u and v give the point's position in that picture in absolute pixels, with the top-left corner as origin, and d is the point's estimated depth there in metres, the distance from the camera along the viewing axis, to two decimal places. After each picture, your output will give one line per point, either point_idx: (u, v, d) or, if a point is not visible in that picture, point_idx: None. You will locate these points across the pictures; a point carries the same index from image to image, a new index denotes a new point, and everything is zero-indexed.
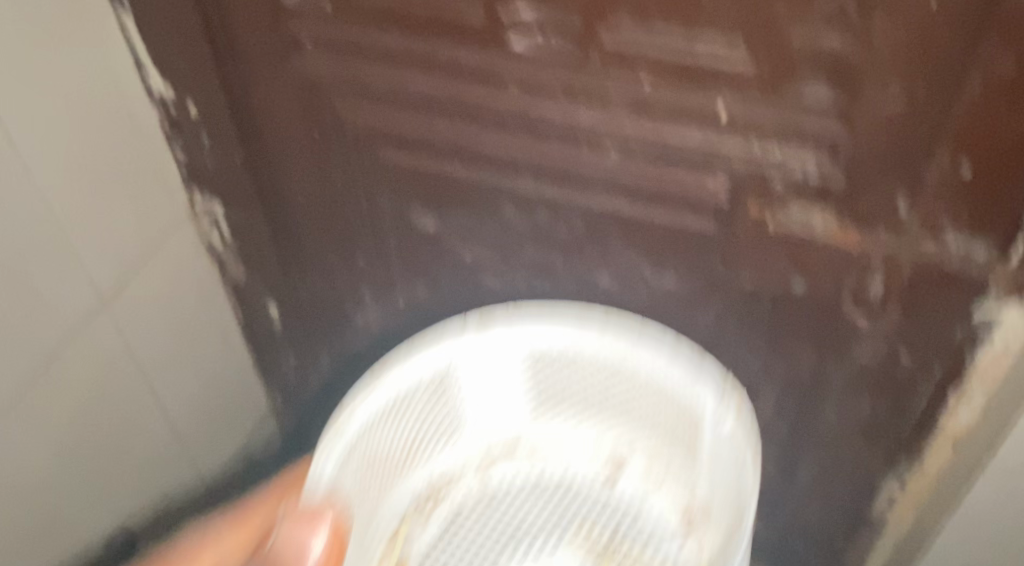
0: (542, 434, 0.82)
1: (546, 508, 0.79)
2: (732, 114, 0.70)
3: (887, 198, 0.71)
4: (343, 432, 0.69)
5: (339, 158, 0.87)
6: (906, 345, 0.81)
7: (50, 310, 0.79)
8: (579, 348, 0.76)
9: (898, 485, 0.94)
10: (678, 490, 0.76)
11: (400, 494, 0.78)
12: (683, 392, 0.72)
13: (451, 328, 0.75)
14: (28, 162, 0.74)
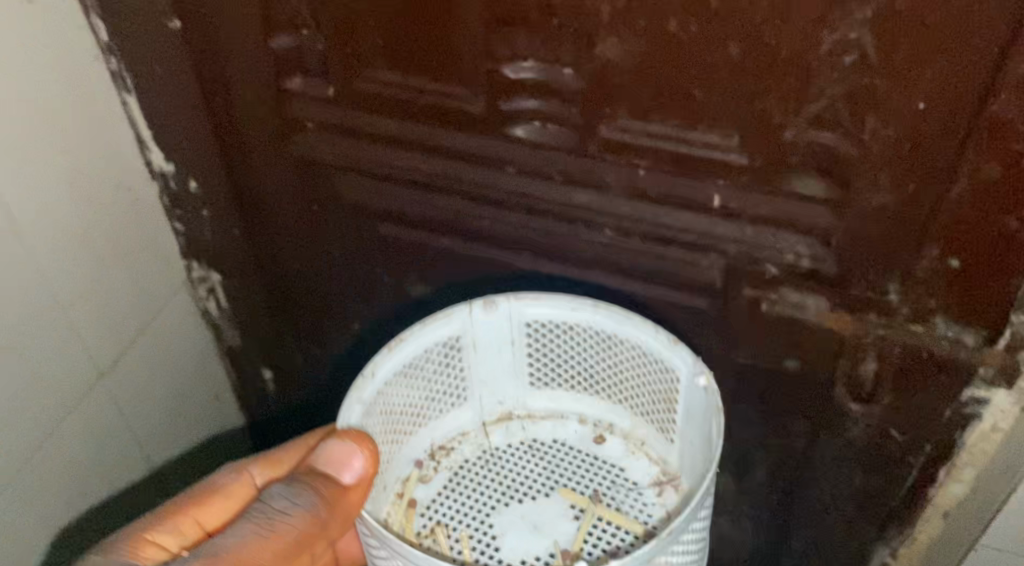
0: (543, 404, 0.77)
1: (541, 469, 0.73)
2: (725, 199, 0.71)
3: (878, 286, 0.71)
4: (362, 394, 0.64)
5: (335, 231, 0.88)
6: (896, 429, 0.79)
7: (71, 337, 0.83)
8: (575, 322, 0.70)
9: (890, 556, 0.91)
10: (662, 444, 0.72)
11: (406, 454, 0.73)
12: (665, 359, 0.67)
13: (456, 310, 0.69)
14: (41, 214, 0.77)
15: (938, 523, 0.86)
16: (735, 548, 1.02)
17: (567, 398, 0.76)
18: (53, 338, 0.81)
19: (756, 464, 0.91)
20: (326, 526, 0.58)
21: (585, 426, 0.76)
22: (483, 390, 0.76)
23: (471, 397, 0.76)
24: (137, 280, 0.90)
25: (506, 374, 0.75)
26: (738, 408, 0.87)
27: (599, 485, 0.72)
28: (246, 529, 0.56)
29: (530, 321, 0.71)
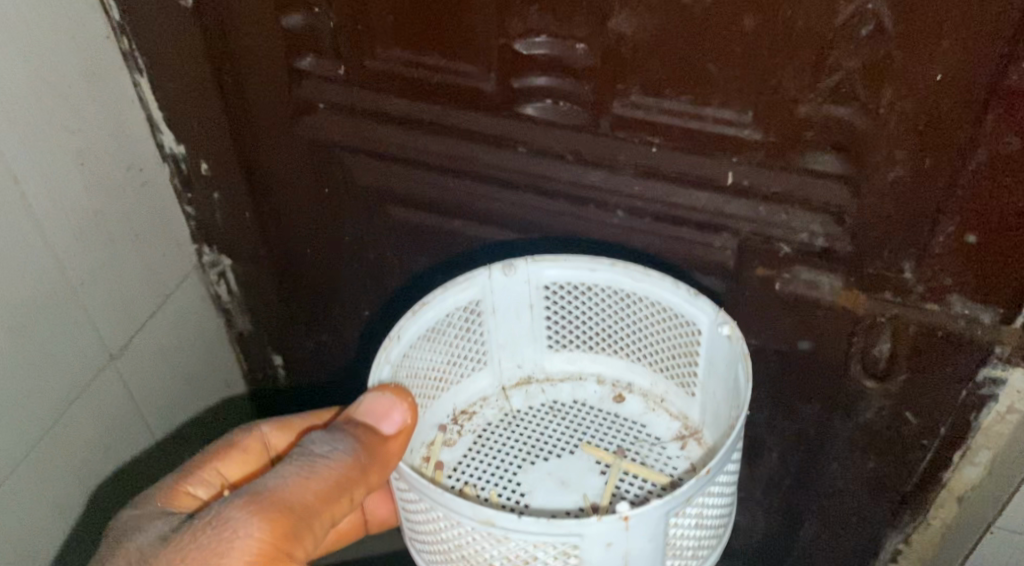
0: (561, 366, 0.77)
1: (564, 427, 0.73)
2: (738, 177, 0.71)
3: (893, 264, 0.70)
4: (389, 356, 0.66)
5: (346, 214, 0.88)
6: (910, 411, 0.78)
7: (81, 316, 0.83)
8: (595, 282, 0.71)
9: (903, 543, 0.90)
10: (683, 399, 0.73)
11: (429, 418, 0.73)
12: (686, 314, 0.68)
13: (477, 273, 0.70)
14: (51, 193, 0.77)
15: (951, 508, 0.84)
16: (747, 537, 1.01)
17: (585, 359, 0.77)
18: (64, 316, 0.81)
19: (768, 450, 0.90)
20: (367, 472, 0.59)
21: (604, 386, 0.76)
22: (502, 354, 0.76)
23: (490, 361, 0.76)
24: (148, 263, 0.90)
25: (525, 337, 0.76)
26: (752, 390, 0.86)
27: (622, 442, 0.72)
28: (287, 470, 0.57)
29: (550, 284, 0.72)
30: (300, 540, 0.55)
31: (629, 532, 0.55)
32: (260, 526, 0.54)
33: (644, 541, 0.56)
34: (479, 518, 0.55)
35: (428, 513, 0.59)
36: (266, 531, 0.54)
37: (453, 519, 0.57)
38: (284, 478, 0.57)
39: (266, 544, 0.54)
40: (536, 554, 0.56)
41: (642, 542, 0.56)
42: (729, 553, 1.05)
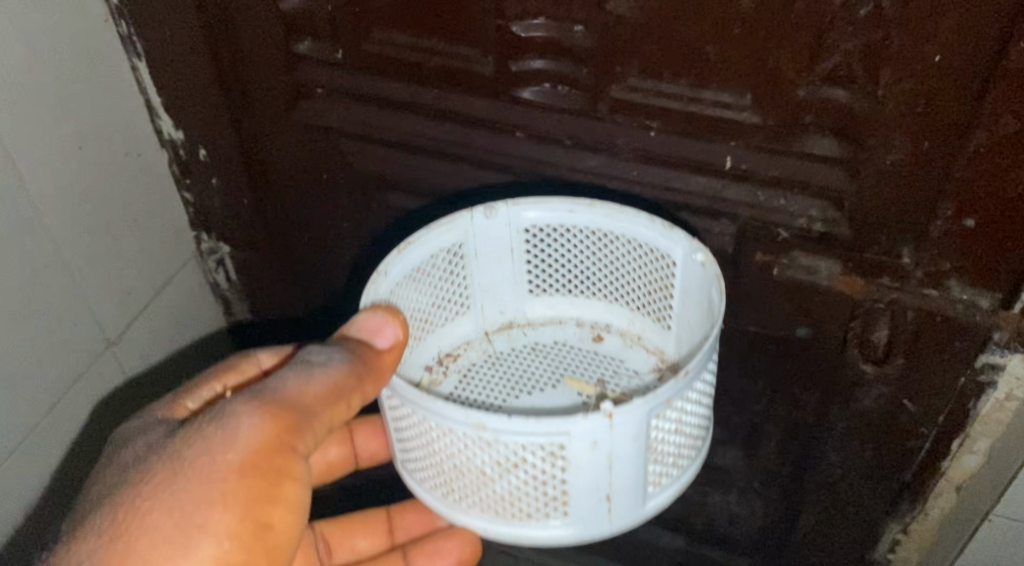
0: (541, 311, 0.77)
1: (547, 366, 0.73)
2: (737, 160, 0.71)
3: (892, 248, 0.70)
4: (378, 291, 0.65)
5: (344, 199, 0.88)
6: (909, 398, 0.78)
7: (78, 301, 0.83)
8: (573, 223, 0.70)
9: (902, 533, 0.90)
10: (660, 335, 0.73)
11: (415, 360, 0.72)
12: (661, 247, 0.67)
13: (459, 216, 0.69)
14: (48, 174, 0.77)
15: (950, 498, 0.85)
16: (745, 527, 1.02)
17: (564, 304, 0.76)
18: (60, 301, 0.81)
19: (766, 437, 0.90)
20: (362, 380, 0.59)
21: (583, 328, 0.76)
22: (484, 299, 0.75)
23: (473, 306, 0.75)
24: (144, 249, 0.90)
25: (506, 282, 0.75)
26: (751, 377, 0.86)
27: (603, 374, 0.72)
28: (286, 375, 0.59)
29: (529, 227, 0.71)
30: (300, 437, 0.57)
31: (615, 432, 0.55)
32: (260, 419, 0.56)
33: (629, 443, 0.56)
34: (471, 422, 0.55)
35: (414, 421, 0.60)
36: (267, 422, 0.56)
37: (446, 427, 0.57)
38: (284, 381, 0.58)
39: (267, 434, 0.55)
40: (524, 457, 0.56)
41: (627, 443, 0.56)
42: (727, 542, 1.05)
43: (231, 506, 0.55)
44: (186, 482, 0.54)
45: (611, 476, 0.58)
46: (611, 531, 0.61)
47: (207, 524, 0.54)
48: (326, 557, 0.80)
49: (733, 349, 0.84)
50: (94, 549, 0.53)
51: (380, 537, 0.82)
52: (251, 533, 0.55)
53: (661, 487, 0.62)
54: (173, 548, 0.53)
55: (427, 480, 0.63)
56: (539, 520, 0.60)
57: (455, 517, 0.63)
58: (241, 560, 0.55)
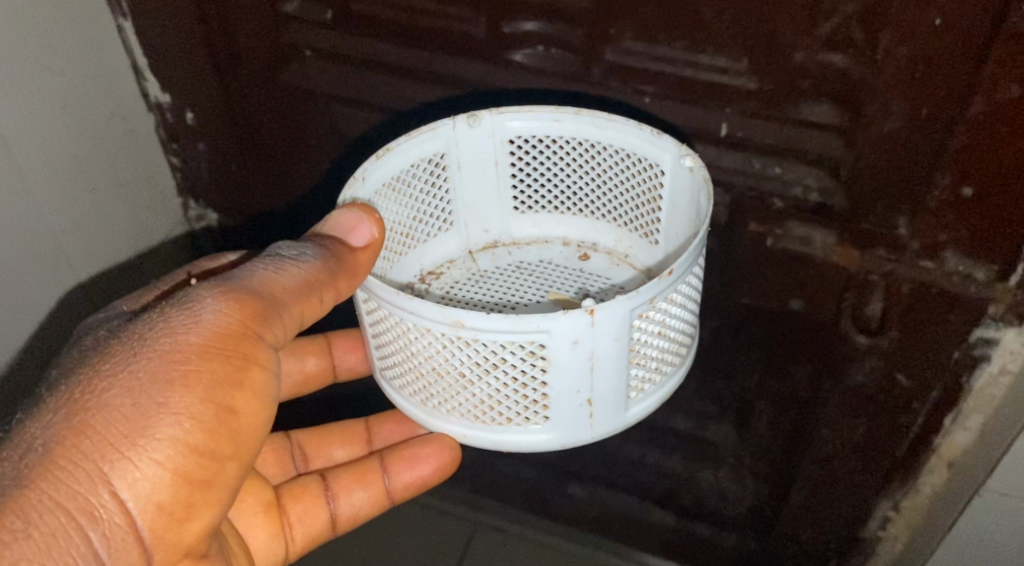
0: (527, 229, 0.76)
1: (532, 281, 0.72)
2: (733, 126, 0.69)
3: (887, 218, 0.69)
4: (356, 196, 0.63)
5: (333, 166, 0.86)
6: (902, 372, 0.77)
7: (57, 260, 0.82)
8: (559, 134, 0.69)
9: (893, 512, 0.90)
10: (646, 251, 0.72)
11: (399, 273, 0.71)
12: (648, 156, 0.66)
13: (441, 124, 0.68)
14: (26, 131, 0.76)
15: (942, 474, 0.84)
16: (735, 502, 1.01)
17: (551, 222, 0.75)
18: (41, 258, 0.80)
19: (757, 413, 0.90)
20: (335, 277, 0.58)
21: (569, 247, 0.75)
22: (468, 216, 0.74)
23: (456, 224, 0.74)
24: (126, 213, 0.89)
25: (490, 198, 0.74)
26: (743, 349, 0.85)
27: (588, 288, 0.71)
28: (256, 266, 0.58)
29: (514, 138, 0.70)
30: (267, 327, 0.56)
31: (596, 329, 0.55)
32: (225, 305, 0.55)
33: (611, 343, 0.56)
34: (449, 321, 0.55)
35: (390, 323, 0.59)
36: (231, 309, 0.55)
37: (422, 327, 0.56)
38: (253, 272, 0.58)
39: (232, 321, 0.55)
40: (504, 357, 0.56)
41: (609, 341, 0.55)
42: (717, 519, 1.05)
43: (193, 388, 0.54)
44: (146, 361, 0.54)
45: (593, 377, 0.57)
46: (592, 437, 0.61)
47: (168, 404, 0.53)
48: (302, 466, 0.82)
49: (726, 321, 0.83)
50: (50, 424, 0.52)
51: (356, 447, 0.83)
52: (214, 416, 0.55)
53: (644, 393, 0.61)
54: (131, 426, 0.53)
55: (404, 387, 0.62)
56: (518, 425, 0.60)
57: (433, 424, 0.62)
58: (203, 442, 0.55)
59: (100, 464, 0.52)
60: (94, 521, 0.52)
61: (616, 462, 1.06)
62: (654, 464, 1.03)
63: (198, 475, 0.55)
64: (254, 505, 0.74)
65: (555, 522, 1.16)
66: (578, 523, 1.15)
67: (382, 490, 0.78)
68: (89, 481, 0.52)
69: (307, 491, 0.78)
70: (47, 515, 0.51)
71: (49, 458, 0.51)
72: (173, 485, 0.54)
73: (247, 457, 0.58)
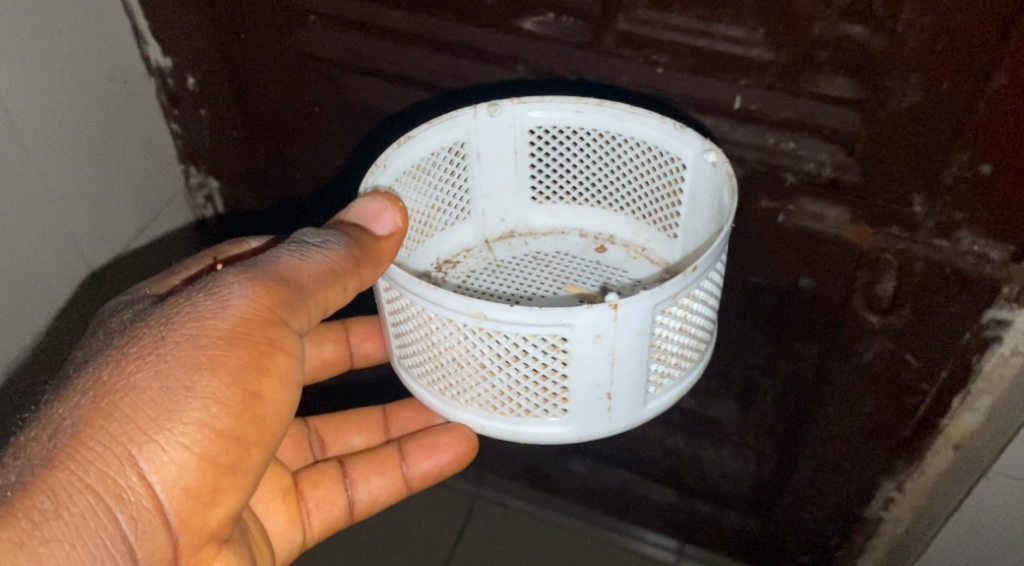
0: (544, 220, 0.75)
1: (548, 273, 0.71)
2: (747, 100, 0.68)
3: (901, 196, 0.68)
4: (377, 183, 0.62)
5: (336, 135, 0.85)
6: (911, 352, 0.76)
7: (63, 238, 0.81)
8: (579, 125, 0.68)
9: (896, 491, 0.89)
10: (664, 245, 0.71)
11: (416, 261, 0.70)
12: (671, 150, 0.65)
13: (461, 113, 0.67)
14: (28, 100, 0.74)
15: (947, 455, 0.83)
16: (737, 480, 1.01)
17: (568, 213, 0.74)
18: (48, 232, 0.79)
19: (763, 391, 0.89)
20: (360, 266, 0.57)
21: (586, 238, 0.74)
22: (486, 206, 0.73)
23: (474, 213, 0.73)
24: (130, 181, 0.88)
25: (508, 188, 0.73)
26: (750, 328, 0.84)
27: (606, 281, 0.70)
28: (282, 253, 0.57)
29: (534, 128, 0.69)
30: (294, 313, 0.56)
31: (619, 323, 0.54)
32: (252, 290, 0.55)
33: (633, 337, 0.55)
34: (472, 312, 0.54)
35: (411, 311, 0.58)
36: (259, 295, 0.55)
37: (444, 318, 0.56)
38: (279, 258, 0.57)
39: (259, 307, 0.54)
40: (525, 350, 0.55)
41: (631, 336, 0.55)
42: (718, 497, 1.04)
43: (220, 373, 0.53)
44: (174, 345, 0.53)
45: (614, 371, 0.56)
46: (611, 431, 0.60)
47: (195, 388, 0.53)
48: (320, 451, 0.81)
49: (733, 299, 0.82)
50: (79, 406, 0.51)
51: (373, 435, 0.83)
52: (240, 401, 0.54)
53: (664, 388, 0.61)
54: (159, 409, 0.52)
55: (423, 376, 0.62)
56: (537, 417, 0.59)
57: (451, 414, 0.61)
58: (229, 427, 0.54)
59: (129, 447, 0.51)
60: (123, 502, 0.51)
61: (617, 439, 1.05)
62: (656, 442, 1.02)
63: (225, 461, 0.54)
64: (272, 490, 0.73)
65: (555, 496, 1.16)
66: (578, 498, 1.15)
67: (400, 478, 0.78)
68: (117, 462, 0.51)
69: (326, 477, 0.77)
70: (77, 496, 0.50)
71: (78, 439, 0.50)
72: (201, 468, 0.53)
73: (272, 442, 0.57)
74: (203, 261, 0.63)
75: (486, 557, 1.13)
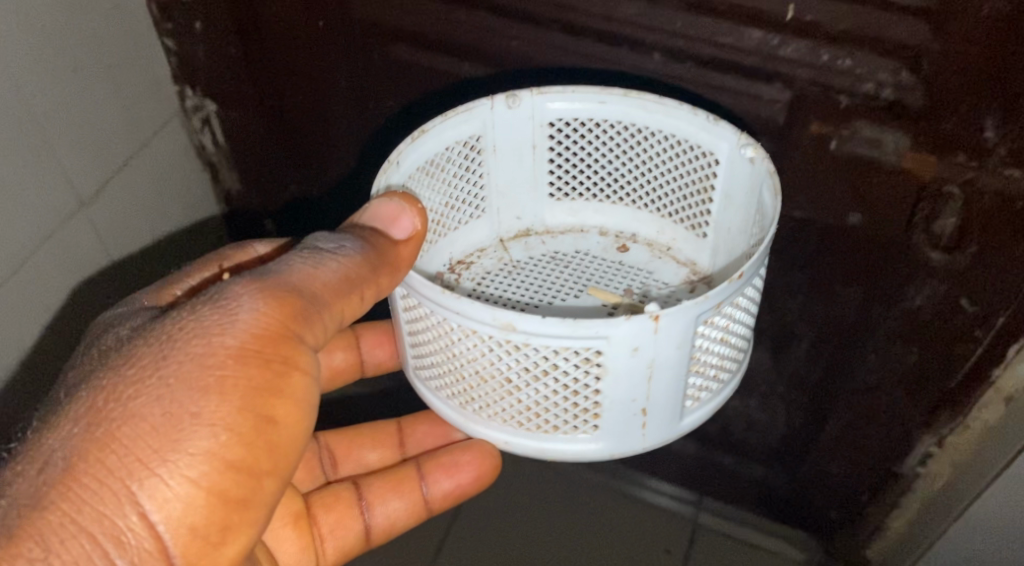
0: (562, 218, 0.73)
1: (570, 275, 0.69)
2: (801, 12, 0.61)
3: (971, 119, 0.61)
4: (390, 182, 0.59)
5: (342, 48, 0.79)
6: (966, 298, 0.70)
7: (56, 172, 0.75)
8: (604, 116, 0.66)
9: (936, 446, 0.83)
10: (693, 244, 0.69)
11: (428, 262, 0.67)
12: (704, 144, 0.63)
13: (478, 104, 0.64)
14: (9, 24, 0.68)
15: (997, 410, 0.76)
16: (763, 432, 0.95)
17: (588, 210, 0.72)
18: (38, 168, 0.73)
19: (797, 340, 0.83)
20: (377, 272, 0.54)
21: (606, 237, 0.72)
22: (500, 203, 0.71)
23: (489, 210, 0.71)
24: (122, 100, 0.81)
25: (525, 183, 0.71)
26: (788, 270, 0.77)
27: (632, 285, 0.68)
28: (293, 261, 0.53)
29: (555, 120, 0.66)
30: (308, 328, 0.52)
31: (660, 335, 0.51)
32: (263, 303, 0.51)
33: (673, 350, 0.52)
34: (499, 323, 0.51)
35: (430, 321, 0.55)
36: (271, 308, 0.51)
37: (468, 329, 0.53)
38: (291, 268, 0.53)
39: (272, 320, 0.50)
40: (557, 363, 0.52)
41: (670, 350, 0.52)
42: (742, 449, 0.99)
43: (230, 397, 0.49)
44: (176, 366, 0.49)
45: (650, 386, 0.54)
46: (642, 447, 0.57)
47: (203, 415, 0.48)
48: (331, 470, 0.79)
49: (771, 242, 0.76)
50: (70, 436, 0.47)
51: (388, 451, 0.80)
52: (253, 427, 0.50)
53: (699, 402, 0.58)
54: (162, 440, 0.47)
55: (441, 389, 0.59)
56: (566, 433, 0.56)
57: (472, 430, 0.58)
58: (241, 457, 0.50)
59: (128, 482, 0.47)
60: (123, 546, 0.47)
61: None
62: None
63: (236, 494, 0.50)
64: (283, 517, 0.71)
65: None
66: None
67: (420, 499, 0.75)
68: (115, 501, 0.47)
69: (339, 501, 0.75)
70: (70, 541, 0.46)
71: (70, 474, 0.46)
72: (209, 504, 0.49)
73: (286, 470, 0.53)
74: (207, 267, 0.59)
75: (495, 518, 1.08)
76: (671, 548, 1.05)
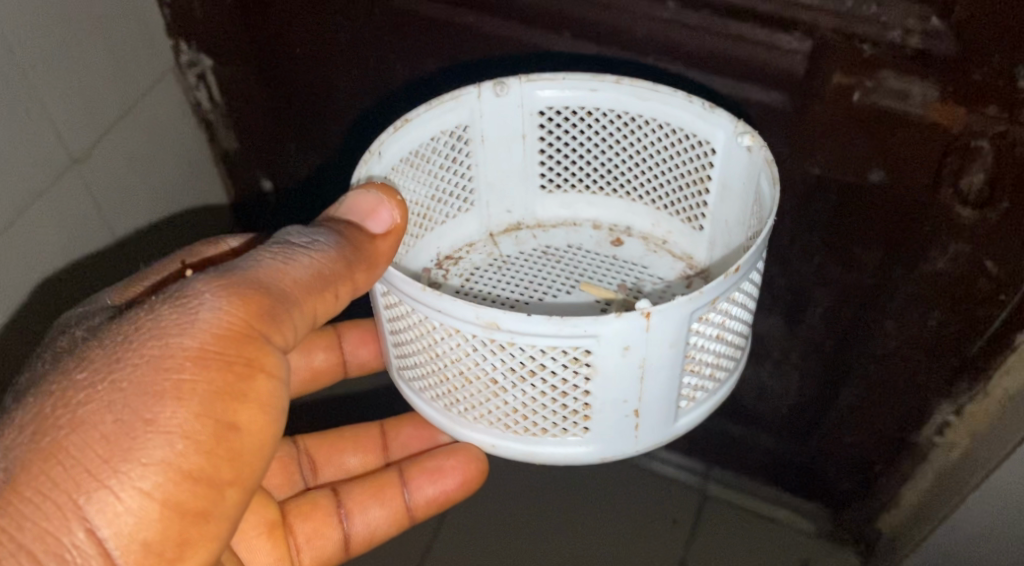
0: (553, 212, 0.71)
1: (561, 270, 0.67)
2: None
3: (1005, 68, 0.57)
4: (372, 172, 0.58)
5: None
6: (991, 259, 0.67)
7: (46, 130, 0.72)
8: (597, 104, 0.64)
9: (954, 415, 0.80)
10: (688, 237, 0.67)
11: (413, 259, 0.66)
12: (698, 133, 0.62)
13: (465, 93, 0.63)
14: None
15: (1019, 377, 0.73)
16: (776, 400, 0.92)
17: (580, 203, 0.71)
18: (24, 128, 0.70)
19: (812, 305, 0.80)
20: (352, 269, 0.52)
21: (600, 231, 0.70)
22: (489, 195, 0.70)
23: (477, 204, 0.70)
24: (115, 56, 0.78)
25: (514, 176, 0.70)
26: (803, 231, 0.74)
27: (625, 280, 0.66)
28: (262, 255, 0.51)
29: (544, 109, 0.65)
30: (275, 327, 0.50)
31: (651, 334, 0.49)
32: (226, 301, 0.48)
33: (666, 350, 0.50)
34: (482, 323, 0.48)
35: (411, 320, 0.53)
36: (236, 306, 0.48)
37: (450, 329, 0.50)
38: (259, 262, 0.50)
39: (235, 320, 0.48)
40: (544, 364, 0.50)
41: (664, 351, 0.50)
42: (754, 420, 0.96)
43: (189, 402, 0.47)
44: (131, 369, 0.46)
45: (642, 388, 0.51)
46: (635, 451, 0.55)
47: (158, 421, 0.46)
48: (310, 477, 0.77)
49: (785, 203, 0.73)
50: (13, 446, 0.45)
51: (370, 456, 0.78)
52: (212, 434, 0.48)
53: (695, 403, 0.56)
54: (112, 448, 0.46)
55: (425, 391, 0.57)
56: (555, 436, 0.54)
57: (458, 433, 0.56)
58: (199, 466, 0.48)
59: (74, 496, 0.45)
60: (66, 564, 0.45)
61: None
62: None
63: (192, 506, 0.48)
64: (258, 525, 0.69)
65: None
66: None
67: (401, 506, 0.73)
68: (61, 516, 0.45)
69: (317, 509, 0.73)
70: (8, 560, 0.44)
71: (13, 487, 0.45)
72: (163, 518, 0.47)
73: (250, 480, 0.51)
74: (171, 261, 0.56)
75: (499, 487, 1.06)
76: (676, 519, 1.03)
